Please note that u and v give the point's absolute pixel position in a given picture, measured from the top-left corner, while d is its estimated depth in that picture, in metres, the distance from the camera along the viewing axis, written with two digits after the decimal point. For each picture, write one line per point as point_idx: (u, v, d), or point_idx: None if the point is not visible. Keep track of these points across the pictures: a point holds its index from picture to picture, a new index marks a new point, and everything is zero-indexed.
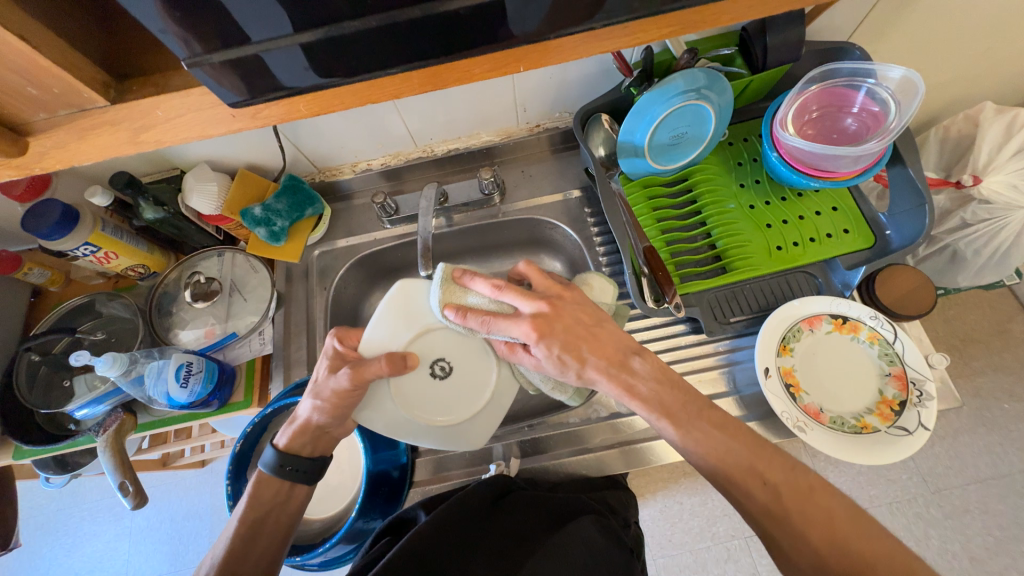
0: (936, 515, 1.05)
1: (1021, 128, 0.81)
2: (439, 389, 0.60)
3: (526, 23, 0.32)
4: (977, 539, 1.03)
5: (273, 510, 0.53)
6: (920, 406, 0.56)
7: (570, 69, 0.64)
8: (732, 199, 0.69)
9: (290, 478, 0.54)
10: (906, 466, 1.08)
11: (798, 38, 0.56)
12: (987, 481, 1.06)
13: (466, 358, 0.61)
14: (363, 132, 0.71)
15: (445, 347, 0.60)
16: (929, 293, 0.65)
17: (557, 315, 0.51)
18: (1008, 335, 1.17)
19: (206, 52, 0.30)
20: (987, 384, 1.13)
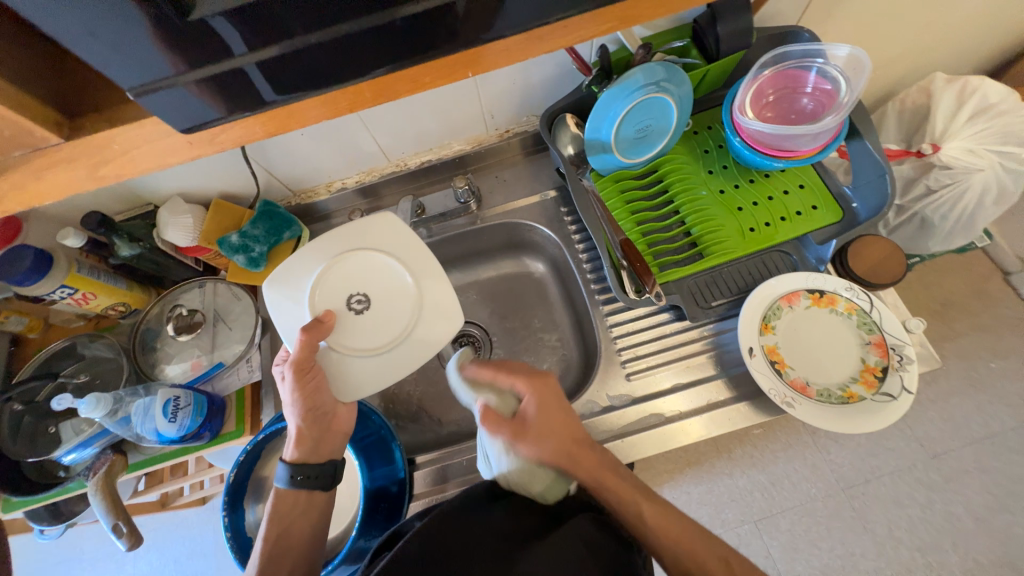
0: (937, 478, 1.06)
1: (972, 94, 0.84)
2: (371, 318, 0.58)
3: (468, 28, 0.33)
4: (979, 498, 1.04)
5: (293, 522, 0.54)
6: (902, 370, 0.57)
7: (530, 72, 0.66)
8: (702, 186, 0.70)
9: (306, 487, 0.55)
10: (903, 435, 1.09)
11: (746, 26, 0.58)
12: (982, 441, 1.07)
13: (379, 280, 0.60)
14: (335, 152, 0.71)
15: (351, 285, 0.60)
16: (899, 260, 0.67)
17: (541, 414, 0.59)
18: (986, 296, 1.19)
19: (157, 80, 0.30)
20: (972, 345, 1.15)
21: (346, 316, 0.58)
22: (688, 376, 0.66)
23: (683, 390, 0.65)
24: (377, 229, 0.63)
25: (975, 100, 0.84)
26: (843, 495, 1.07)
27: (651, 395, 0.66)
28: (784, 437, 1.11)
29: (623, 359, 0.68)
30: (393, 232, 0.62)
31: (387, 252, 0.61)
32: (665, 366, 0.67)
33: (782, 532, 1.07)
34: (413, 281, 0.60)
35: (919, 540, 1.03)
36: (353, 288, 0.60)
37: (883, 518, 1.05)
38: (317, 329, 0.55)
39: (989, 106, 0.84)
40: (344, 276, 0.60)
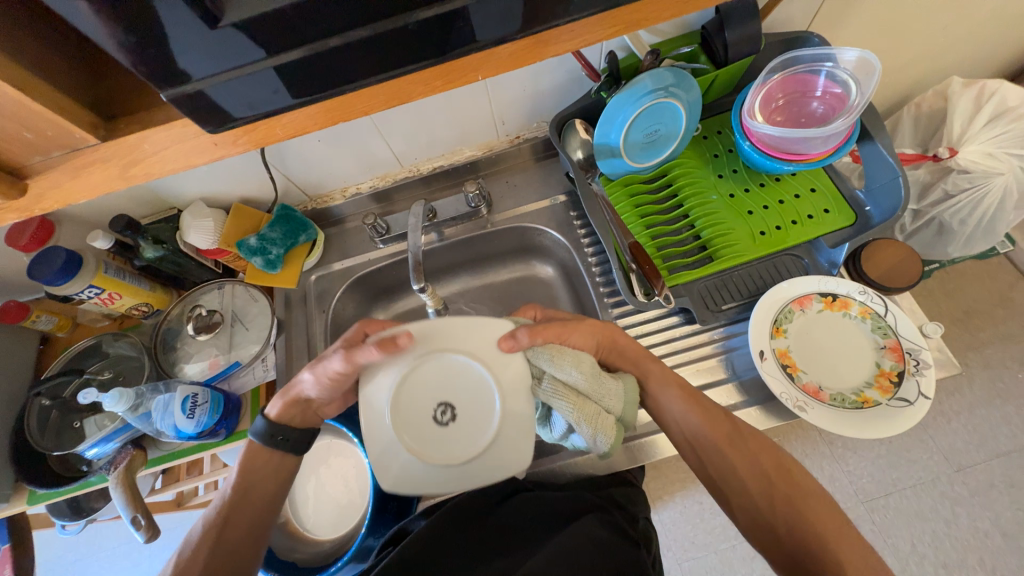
0: (962, 492, 1.02)
1: (990, 97, 0.83)
2: (455, 431, 0.47)
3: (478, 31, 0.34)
4: (1008, 514, 1.00)
5: (259, 482, 0.54)
6: (918, 375, 0.56)
7: (541, 77, 0.67)
8: (712, 189, 0.70)
9: (277, 446, 0.55)
10: (926, 447, 1.06)
11: (755, 30, 0.58)
12: (1009, 454, 1.04)
13: (417, 384, 0.48)
14: (350, 157, 0.73)
15: (442, 384, 0.48)
16: (916, 264, 0.66)
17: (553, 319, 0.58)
18: (1012, 304, 1.16)
19: (187, 82, 0.32)
20: (997, 354, 1.12)
21: (428, 419, 0.48)
22: (698, 380, 0.65)
23: None
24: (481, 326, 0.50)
25: (993, 104, 0.82)
26: (864, 508, 1.04)
27: None
28: (800, 447, 1.08)
29: None
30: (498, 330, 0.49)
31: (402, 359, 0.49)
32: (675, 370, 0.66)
33: None
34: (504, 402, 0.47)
35: (944, 556, 0.99)
36: (446, 387, 0.48)
37: (906, 533, 1.01)
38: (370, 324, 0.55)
39: (1008, 109, 0.83)
40: (442, 372, 0.48)
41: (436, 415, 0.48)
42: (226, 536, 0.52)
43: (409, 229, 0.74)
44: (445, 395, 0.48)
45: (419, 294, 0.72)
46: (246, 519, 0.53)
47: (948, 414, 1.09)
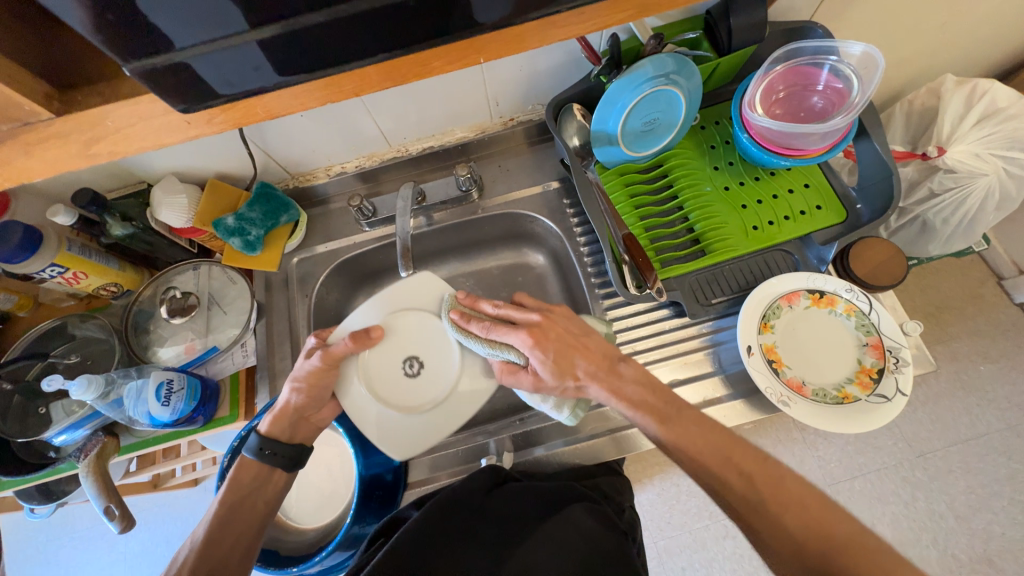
0: (922, 477, 1.08)
1: (981, 98, 0.83)
2: (426, 377, 0.60)
3: (482, 13, 0.32)
4: (962, 497, 1.06)
5: (252, 491, 0.54)
6: (897, 373, 0.58)
7: (538, 59, 0.64)
8: (707, 181, 0.70)
9: (271, 462, 0.55)
10: (892, 434, 1.11)
11: (760, 19, 0.57)
12: (968, 442, 1.10)
13: (376, 355, 0.61)
14: (335, 135, 0.70)
15: (402, 347, 0.61)
16: (900, 262, 0.67)
17: (551, 336, 0.55)
18: (980, 300, 1.21)
19: (157, 54, 0.29)
20: (963, 348, 1.17)
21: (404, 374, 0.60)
22: (685, 373, 0.66)
23: (680, 387, 0.65)
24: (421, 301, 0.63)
25: (983, 104, 0.83)
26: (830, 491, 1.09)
27: None
28: (774, 433, 1.13)
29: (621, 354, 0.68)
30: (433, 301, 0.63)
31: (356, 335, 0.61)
32: (661, 364, 0.67)
33: None
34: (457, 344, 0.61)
35: (901, 536, 1.05)
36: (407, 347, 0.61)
37: (868, 514, 1.07)
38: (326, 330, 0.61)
39: (997, 110, 0.83)
40: (399, 334, 0.62)
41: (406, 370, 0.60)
42: (216, 546, 0.50)
43: (397, 213, 0.72)
44: (405, 350, 0.61)
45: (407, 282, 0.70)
46: (237, 532, 0.52)
47: (914, 404, 1.15)
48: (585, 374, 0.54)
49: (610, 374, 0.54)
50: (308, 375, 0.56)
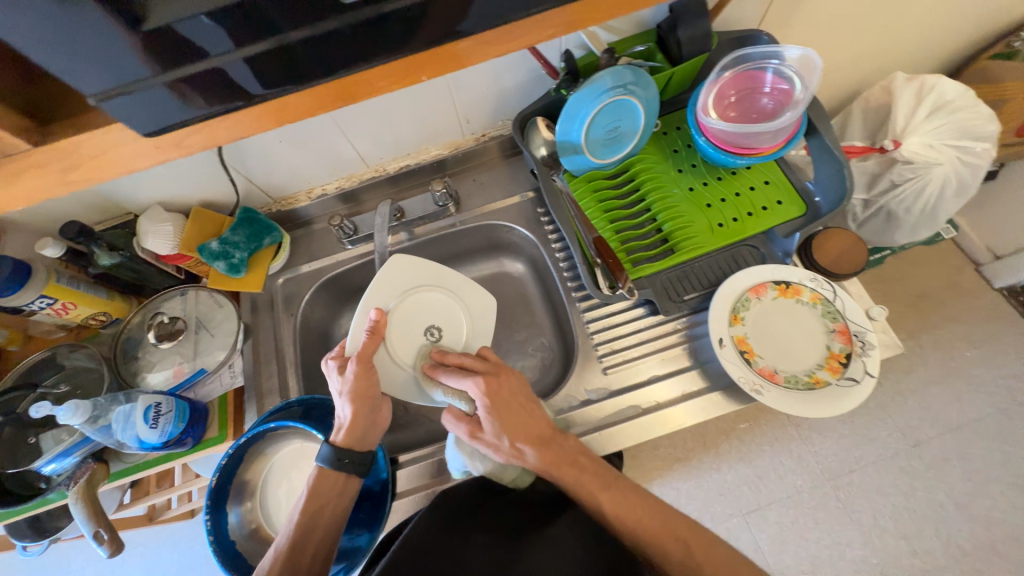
0: (918, 466, 1.28)
1: (930, 93, 0.88)
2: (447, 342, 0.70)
3: (422, 31, 0.35)
4: (959, 485, 1.26)
5: (326, 504, 0.56)
6: (864, 356, 0.59)
7: (502, 76, 0.68)
8: (673, 184, 0.73)
9: (348, 470, 0.57)
10: (886, 425, 1.33)
11: (705, 30, 0.61)
12: (959, 429, 1.31)
13: (412, 349, 0.69)
14: (314, 158, 0.73)
15: (417, 323, 0.70)
16: (862, 250, 0.68)
17: (496, 393, 0.57)
18: (958, 287, 1.45)
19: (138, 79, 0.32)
20: (947, 335, 1.40)
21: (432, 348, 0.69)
22: (664, 368, 0.68)
23: (659, 382, 0.67)
24: (399, 273, 0.71)
25: (933, 98, 0.88)
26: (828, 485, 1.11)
27: (628, 386, 0.67)
28: None
29: (598, 354, 0.70)
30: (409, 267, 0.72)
31: (398, 330, 0.69)
32: (641, 362, 0.68)
33: (771, 524, 1.29)
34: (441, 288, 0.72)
35: (903, 527, 1.24)
36: (424, 319, 0.70)
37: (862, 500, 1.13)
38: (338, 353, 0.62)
39: (946, 103, 0.88)
40: (411, 315, 0.70)
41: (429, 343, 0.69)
42: (295, 562, 0.52)
43: (377, 229, 0.74)
44: (421, 324, 0.70)
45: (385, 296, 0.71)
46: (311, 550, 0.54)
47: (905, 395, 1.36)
48: (524, 435, 0.56)
49: (544, 442, 0.56)
50: (351, 382, 0.58)
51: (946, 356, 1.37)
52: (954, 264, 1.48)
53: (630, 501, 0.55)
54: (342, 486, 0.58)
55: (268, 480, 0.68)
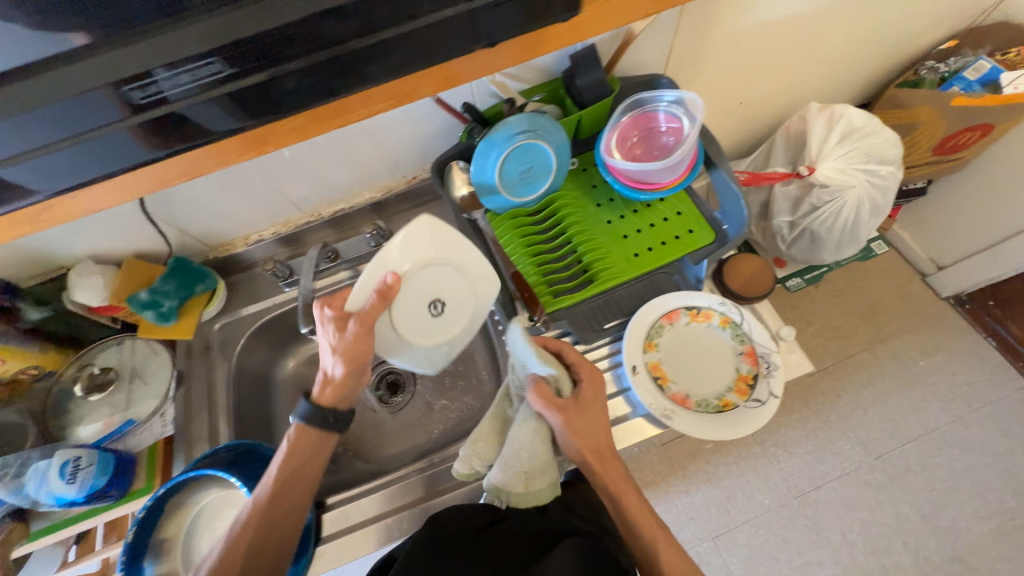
0: (883, 479, 1.28)
1: (839, 120, 0.94)
2: (449, 317, 0.63)
3: None
4: (924, 496, 1.26)
5: (306, 462, 0.59)
6: (769, 377, 0.62)
7: (419, 125, 0.72)
8: (592, 218, 0.76)
9: (326, 428, 0.60)
10: (848, 439, 1.32)
11: (600, 77, 0.66)
12: (920, 438, 1.31)
13: (411, 318, 0.61)
14: (246, 206, 0.76)
15: (421, 291, 0.61)
16: (771, 273, 0.72)
17: (592, 393, 0.61)
18: (908, 297, 1.47)
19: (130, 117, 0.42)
20: (902, 345, 1.41)
21: (434, 320, 0.62)
22: None
23: None
24: (424, 241, 0.59)
25: (841, 125, 0.93)
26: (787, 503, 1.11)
27: None
28: None
29: None
30: (440, 235, 0.60)
31: (405, 293, 0.60)
32: None
33: (741, 547, 1.26)
34: (437, 258, 0.60)
35: (871, 543, 1.23)
36: (425, 290, 0.61)
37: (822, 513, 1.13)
38: (338, 306, 0.60)
39: (855, 129, 0.94)
40: (417, 283, 0.60)
41: (429, 314, 0.62)
42: (271, 525, 0.56)
43: (303, 272, 0.73)
44: (429, 293, 0.61)
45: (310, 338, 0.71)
46: (284, 519, 0.57)
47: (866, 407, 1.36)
48: (599, 439, 0.59)
49: (607, 451, 0.60)
50: (343, 343, 0.58)
51: (901, 366, 1.38)
52: (902, 275, 1.50)
53: (665, 540, 0.58)
54: (319, 446, 0.60)
55: (191, 531, 0.66)
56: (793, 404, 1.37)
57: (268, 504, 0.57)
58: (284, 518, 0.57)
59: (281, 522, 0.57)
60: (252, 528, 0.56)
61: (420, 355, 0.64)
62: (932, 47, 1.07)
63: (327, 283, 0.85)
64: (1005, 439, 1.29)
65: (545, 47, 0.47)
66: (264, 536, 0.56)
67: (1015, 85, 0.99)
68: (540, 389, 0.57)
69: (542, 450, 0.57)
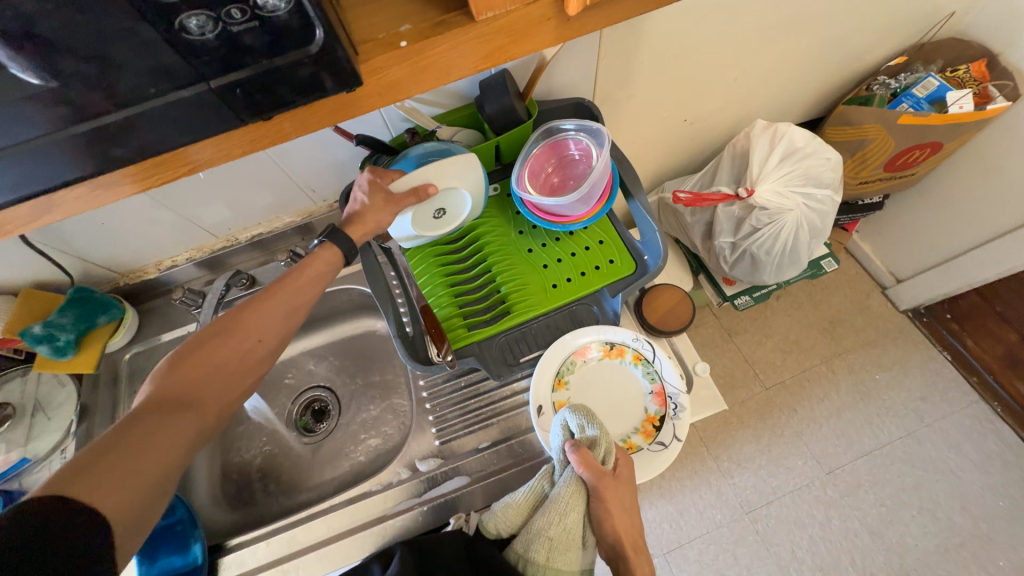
0: (833, 495, 1.26)
1: (780, 141, 0.91)
2: (442, 226, 0.65)
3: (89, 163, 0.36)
4: (873, 512, 1.24)
5: (277, 294, 0.53)
6: (675, 419, 0.63)
7: (328, 153, 0.69)
8: (512, 246, 0.72)
9: (322, 259, 0.56)
10: (803, 455, 1.30)
11: (509, 104, 0.62)
12: (872, 453, 1.29)
13: (423, 207, 0.61)
14: (150, 237, 0.73)
15: (438, 195, 0.61)
16: (689, 307, 0.75)
17: (627, 474, 0.59)
18: (868, 310, 1.44)
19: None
20: (859, 359, 1.39)
21: (429, 223, 0.64)
22: (498, 434, 0.69)
23: (487, 451, 0.67)
24: (458, 166, 0.60)
25: (783, 147, 0.91)
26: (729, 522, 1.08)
27: (459, 457, 0.68)
28: None
29: (433, 423, 0.71)
30: (470, 170, 0.61)
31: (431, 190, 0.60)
32: (470, 432, 0.69)
33: (691, 563, 1.23)
34: (468, 184, 0.62)
35: (819, 559, 1.21)
36: (441, 198, 0.62)
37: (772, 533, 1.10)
38: (383, 176, 0.59)
39: (796, 150, 0.91)
40: (443, 191, 0.61)
41: (432, 215, 0.63)
42: (220, 353, 0.49)
43: (207, 303, 0.74)
44: (438, 199, 0.62)
45: None
46: (247, 352, 0.51)
47: (821, 421, 1.34)
48: (628, 524, 0.58)
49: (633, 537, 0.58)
50: (368, 211, 0.57)
51: (857, 379, 1.36)
52: (862, 288, 1.46)
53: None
54: (311, 272, 0.55)
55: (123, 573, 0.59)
56: (747, 418, 1.35)
57: (243, 320, 0.51)
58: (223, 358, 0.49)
59: (250, 349, 0.51)
60: (218, 345, 0.49)
61: (405, 235, 0.65)
62: (882, 63, 1.04)
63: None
64: (956, 455, 1.27)
65: (355, 106, 0.41)
66: (228, 359, 0.49)
67: (960, 104, 0.97)
68: (582, 455, 0.56)
69: (575, 523, 0.55)
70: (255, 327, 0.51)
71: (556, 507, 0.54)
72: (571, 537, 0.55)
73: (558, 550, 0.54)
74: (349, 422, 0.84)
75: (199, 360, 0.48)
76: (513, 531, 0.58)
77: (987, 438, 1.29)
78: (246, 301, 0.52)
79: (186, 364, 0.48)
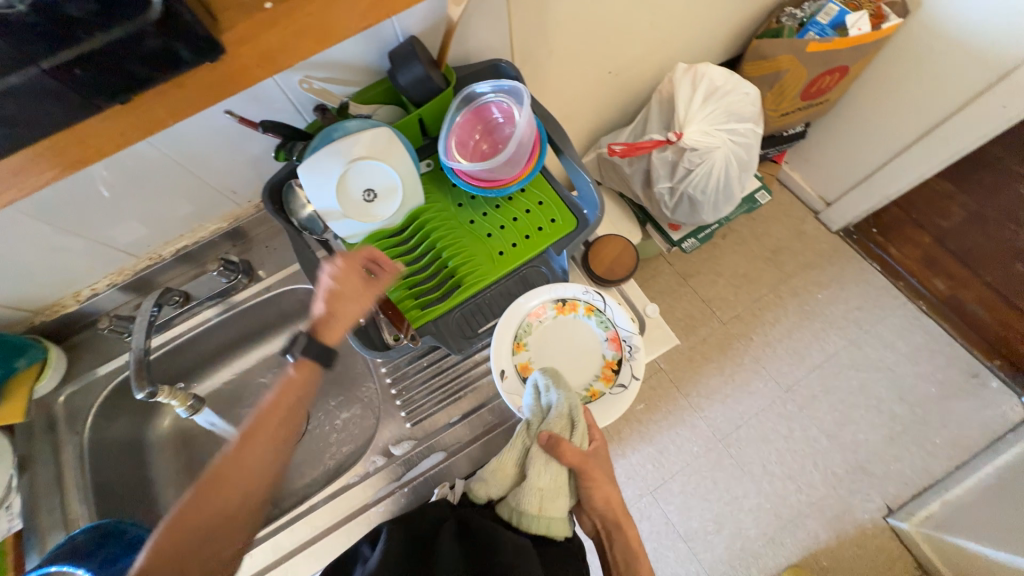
0: (793, 409, 1.36)
1: (701, 82, 0.93)
2: (373, 208, 0.63)
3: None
4: (828, 417, 1.35)
5: (256, 435, 0.49)
6: (631, 360, 0.66)
7: (240, 151, 0.65)
8: (453, 219, 0.71)
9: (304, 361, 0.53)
10: (762, 378, 1.40)
11: (423, 73, 0.59)
12: (822, 366, 1.40)
13: (348, 185, 0.60)
14: (56, 268, 0.67)
15: (362, 174, 0.60)
16: (632, 252, 0.77)
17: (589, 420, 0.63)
18: (804, 235, 1.53)
19: None
20: (802, 282, 1.48)
21: (360, 205, 0.62)
22: (468, 406, 0.70)
23: (461, 422, 0.68)
24: (372, 139, 0.59)
25: (704, 86, 0.93)
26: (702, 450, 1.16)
27: (434, 434, 0.69)
28: None
29: (402, 406, 0.71)
30: (387, 142, 0.60)
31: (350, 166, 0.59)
32: (441, 409, 0.70)
33: (676, 495, 1.31)
34: (389, 159, 0.61)
35: (787, 468, 1.32)
36: (366, 177, 0.61)
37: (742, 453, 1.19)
38: (354, 258, 0.58)
39: (717, 88, 0.94)
40: (365, 169, 0.60)
41: (361, 196, 0.62)
42: (208, 511, 0.46)
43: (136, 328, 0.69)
44: (364, 178, 0.61)
45: (150, 397, 0.68)
46: (237, 499, 0.47)
47: (775, 344, 1.44)
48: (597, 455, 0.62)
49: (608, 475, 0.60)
50: (343, 300, 0.56)
51: (802, 301, 1.46)
52: (797, 216, 1.55)
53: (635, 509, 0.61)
54: (289, 408, 0.52)
55: None
56: (710, 353, 1.42)
57: (227, 473, 0.47)
58: (214, 514, 0.46)
59: (240, 502, 0.47)
60: (203, 500, 0.46)
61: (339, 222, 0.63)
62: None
63: (186, 327, 0.79)
64: (892, 353, 1.40)
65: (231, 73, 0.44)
66: (215, 513, 0.46)
67: (859, 26, 1.02)
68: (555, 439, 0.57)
69: (561, 470, 0.57)
70: (237, 477, 0.48)
71: (539, 458, 0.57)
72: (558, 485, 0.57)
73: (550, 497, 0.56)
74: (318, 424, 0.83)
75: (188, 522, 0.46)
76: (503, 493, 0.59)
77: (917, 333, 1.42)
78: (223, 454, 0.48)
79: (178, 532, 0.45)
